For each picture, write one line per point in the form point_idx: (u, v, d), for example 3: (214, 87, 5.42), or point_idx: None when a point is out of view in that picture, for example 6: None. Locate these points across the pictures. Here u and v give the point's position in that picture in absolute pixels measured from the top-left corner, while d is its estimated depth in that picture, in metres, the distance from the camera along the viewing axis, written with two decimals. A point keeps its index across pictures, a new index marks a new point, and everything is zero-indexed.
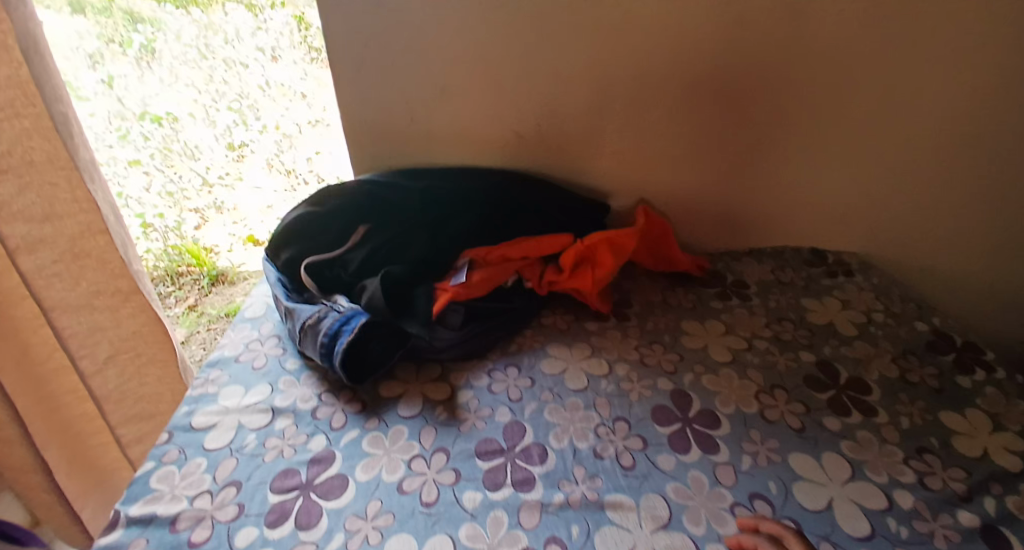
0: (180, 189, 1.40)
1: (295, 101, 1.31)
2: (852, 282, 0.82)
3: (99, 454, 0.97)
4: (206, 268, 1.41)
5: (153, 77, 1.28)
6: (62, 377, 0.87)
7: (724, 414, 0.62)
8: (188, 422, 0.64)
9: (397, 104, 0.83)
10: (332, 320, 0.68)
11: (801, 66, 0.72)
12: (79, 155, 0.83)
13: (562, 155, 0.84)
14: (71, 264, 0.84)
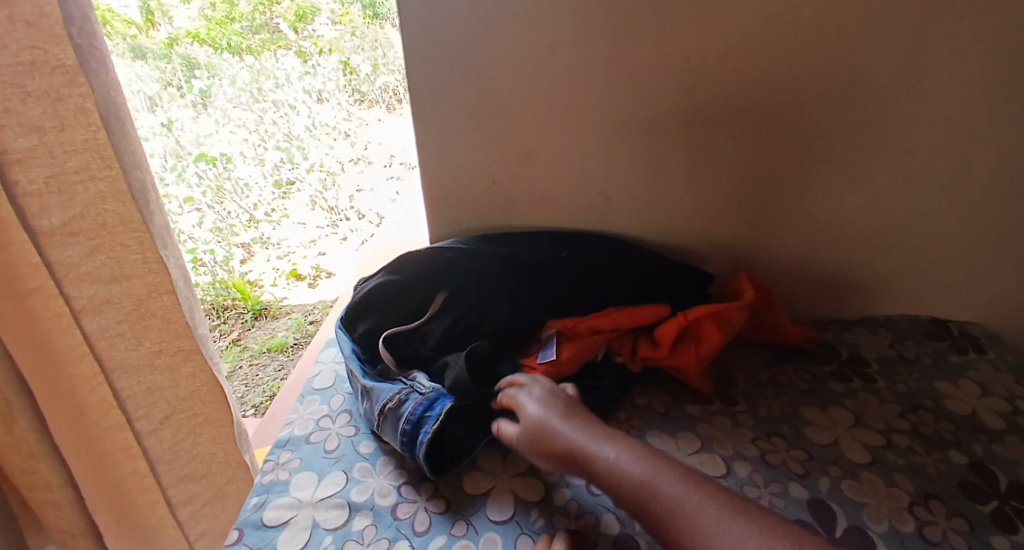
0: (229, 225, 1.58)
1: (339, 140, 1.63)
2: (985, 361, 0.74)
3: (146, 514, 0.95)
4: (250, 302, 1.53)
5: (206, 119, 1.50)
6: (113, 436, 0.85)
7: (878, 534, 0.52)
8: (259, 517, 0.60)
9: (478, 166, 0.80)
10: (414, 404, 0.63)
11: (915, 116, 0.69)
12: (155, 221, 0.82)
13: (652, 216, 0.80)
14: (136, 324, 0.82)
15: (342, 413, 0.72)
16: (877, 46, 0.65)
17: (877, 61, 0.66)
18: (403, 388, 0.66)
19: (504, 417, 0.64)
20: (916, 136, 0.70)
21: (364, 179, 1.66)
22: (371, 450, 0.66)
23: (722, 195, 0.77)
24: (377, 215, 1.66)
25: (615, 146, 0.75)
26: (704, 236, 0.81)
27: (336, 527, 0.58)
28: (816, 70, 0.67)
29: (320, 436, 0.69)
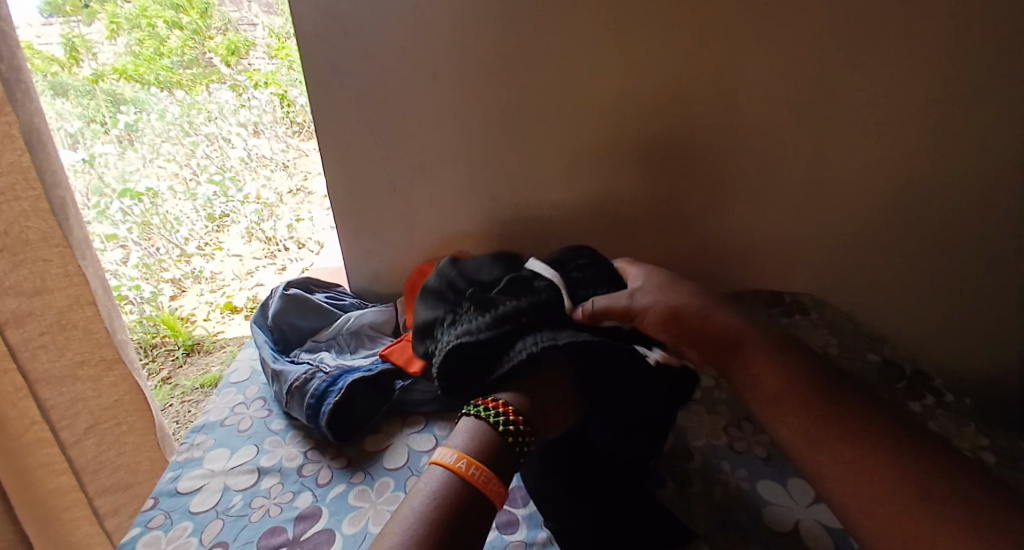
0: (157, 260, 1.59)
1: (278, 171, 1.66)
2: (808, 320, 0.87)
3: (72, 530, 0.98)
4: (181, 338, 1.55)
5: (132, 155, 1.55)
6: (34, 453, 0.88)
7: (696, 448, 0.67)
8: (173, 487, 0.66)
9: (377, 175, 0.87)
10: (319, 381, 0.73)
11: (750, 122, 0.78)
12: (73, 234, 0.86)
13: (533, 219, 0.88)
14: (58, 335, 0.86)
15: (256, 400, 0.79)
16: (704, 64, 0.75)
17: (708, 73, 0.75)
18: (309, 369, 0.75)
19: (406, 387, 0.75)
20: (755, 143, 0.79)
21: (304, 209, 1.66)
22: (282, 426, 0.74)
23: (596, 195, 0.85)
24: (318, 244, 1.66)
25: (504, 156, 0.83)
26: (589, 235, 0.88)
27: (246, 488, 0.65)
28: (663, 81, 0.76)
29: (234, 419, 0.76)
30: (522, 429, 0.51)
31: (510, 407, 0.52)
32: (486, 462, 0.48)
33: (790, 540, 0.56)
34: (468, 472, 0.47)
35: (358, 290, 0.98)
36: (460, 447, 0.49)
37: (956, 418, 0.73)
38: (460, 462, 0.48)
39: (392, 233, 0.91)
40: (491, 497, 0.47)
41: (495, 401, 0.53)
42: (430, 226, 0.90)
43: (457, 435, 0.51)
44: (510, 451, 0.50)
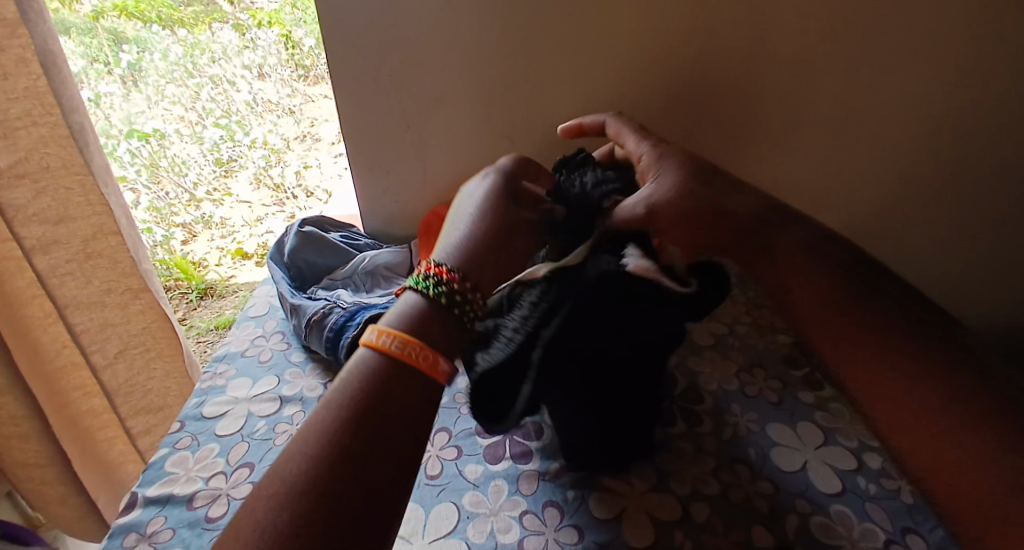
0: (167, 204, 1.60)
1: (285, 117, 1.63)
2: None
3: (105, 449, 1.05)
4: (194, 282, 1.56)
5: (137, 96, 1.52)
6: (68, 375, 0.96)
7: (708, 391, 0.68)
8: (198, 411, 0.69)
9: (393, 111, 0.85)
10: (337, 315, 0.73)
11: (783, 60, 0.75)
12: (93, 161, 0.84)
13: (555, 158, 0.86)
14: (84, 263, 0.87)
15: (275, 333, 0.81)
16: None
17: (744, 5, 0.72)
18: (327, 304, 0.76)
19: None
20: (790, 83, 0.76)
21: (311, 155, 1.65)
22: (301, 358, 0.76)
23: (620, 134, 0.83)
24: (325, 192, 1.65)
25: (525, 93, 0.81)
26: None
27: (269, 414, 0.67)
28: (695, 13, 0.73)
29: (254, 350, 0.78)
30: (462, 293, 0.51)
31: (448, 272, 0.52)
32: (414, 335, 0.48)
33: (797, 478, 0.58)
34: (395, 348, 0.47)
35: (372, 231, 0.98)
36: (384, 325, 0.49)
37: None
38: (387, 339, 0.47)
39: (409, 171, 0.90)
40: (418, 367, 0.47)
41: (432, 266, 0.52)
42: (448, 163, 0.89)
43: (394, 308, 0.51)
44: (451, 319, 0.51)
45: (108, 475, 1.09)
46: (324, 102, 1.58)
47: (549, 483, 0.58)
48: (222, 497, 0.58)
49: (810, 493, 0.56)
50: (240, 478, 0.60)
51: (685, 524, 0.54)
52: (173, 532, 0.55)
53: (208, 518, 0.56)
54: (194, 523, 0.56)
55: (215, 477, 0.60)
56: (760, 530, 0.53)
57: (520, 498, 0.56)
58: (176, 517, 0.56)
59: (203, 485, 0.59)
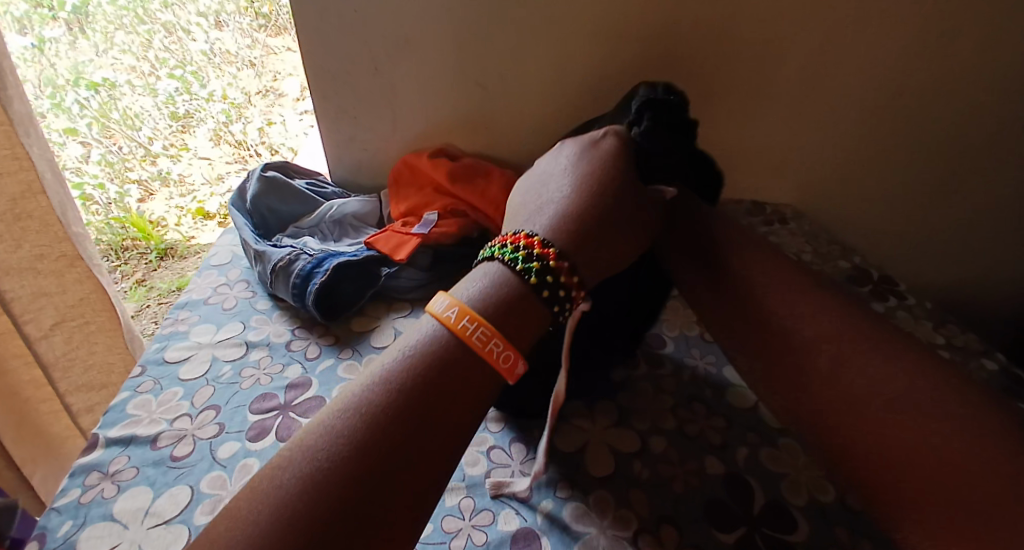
0: (121, 158, 1.49)
1: (245, 69, 1.58)
2: (786, 229, 0.85)
3: (50, 422, 1.01)
4: (153, 241, 1.47)
5: (85, 44, 1.43)
6: (7, 340, 0.89)
7: (670, 337, 0.70)
8: (161, 356, 0.68)
9: (358, 54, 0.82)
10: (304, 262, 0.73)
11: (759, 14, 0.72)
12: (14, 109, 0.77)
13: (524, 106, 0.84)
14: (12, 225, 0.82)
15: (239, 281, 0.79)
16: None
17: None
18: (293, 251, 0.75)
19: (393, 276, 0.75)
20: (763, 40, 0.74)
21: (274, 111, 1.59)
22: (267, 306, 0.75)
23: (590, 83, 0.81)
24: (290, 149, 1.55)
25: (493, 36, 0.78)
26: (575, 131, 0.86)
27: (234, 359, 0.67)
28: None
29: (217, 298, 0.76)
30: (570, 291, 0.47)
31: (554, 254, 0.47)
32: (495, 326, 0.43)
33: (749, 414, 0.60)
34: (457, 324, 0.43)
35: (340, 181, 0.97)
36: (462, 298, 0.45)
37: (916, 318, 0.74)
38: (460, 319, 0.43)
39: (374, 118, 0.88)
40: (495, 369, 0.43)
41: (528, 241, 0.48)
42: (416, 109, 0.87)
43: (475, 283, 0.46)
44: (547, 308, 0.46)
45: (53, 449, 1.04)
46: (288, 56, 1.59)
47: (516, 422, 0.59)
48: (188, 436, 0.58)
49: (761, 426, 0.59)
50: (206, 420, 0.59)
51: (644, 455, 0.56)
52: (138, 470, 0.55)
53: (174, 457, 0.56)
54: (160, 461, 0.55)
55: (180, 419, 0.60)
56: (713, 461, 0.56)
57: (487, 435, 0.58)
58: (140, 457, 0.56)
59: (167, 426, 0.59)
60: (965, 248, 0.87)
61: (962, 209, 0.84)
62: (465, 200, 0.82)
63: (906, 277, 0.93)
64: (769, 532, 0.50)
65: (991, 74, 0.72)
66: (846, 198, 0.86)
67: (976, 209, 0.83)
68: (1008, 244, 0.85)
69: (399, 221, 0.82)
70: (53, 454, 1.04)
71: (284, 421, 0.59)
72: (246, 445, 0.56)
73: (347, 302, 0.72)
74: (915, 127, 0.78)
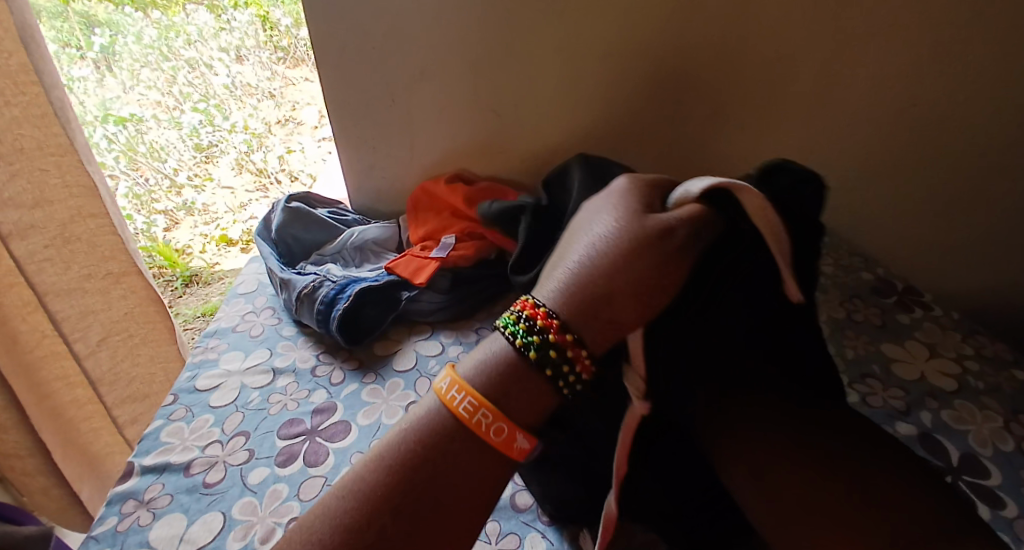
0: (148, 190, 1.56)
1: (265, 100, 1.62)
2: None
3: (91, 439, 1.03)
4: (179, 269, 1.52)
5: (112, 81, 1.49)
6: (50, 363, 0.91)
7: None
8: (191, 385, 0.69)
9: (377, 86, 0.85)
10: (328, 289, 0.74)
11: (775, 28, 0.73)
12: (74, 138, 0.83)
13: (539, 129, 0.86)
14: (62, 249, 0.86)
15: (265, 309, 0.81)
16: None
17: None
18: (317, 278, 0.77)
19: (412, 300, 0.76)
20: (781, 52, 0.74)
21: (293, 139, 1.63)
22: (293, 332, 0.77)
23: (605, 102, 0.82)
24: (308, 176, 1.60)
25: (509, 63, 0.80)
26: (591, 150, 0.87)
27: (263, 386, 0.68)
28: None
29: (245, 326, 0.78)
30: (571, 357, 0.41)
31: (557, 326, 0.41)
32: (486, 396, 0.41)
33: None
34: (457, 401, 0.41)
35: (360, 208, 0.99)
36: (463, 370, 0.43)
37: (943, 329, 0.72)
38: (458, 394, 0.42)
39: (393, 147, 0.91)
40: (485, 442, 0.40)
41: (531, 309, 0.42)
42: (433, 135, 0.89)
43: (479, 351, 0.44)
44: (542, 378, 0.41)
45: (95, 467, 1.06)
46: (306, 85, 1.62)
47: None
48: (219, 463, 0.59)
49: None
50: (237, 445, 0.61)
51: None
52: (172, 497, 0.56)
53: (206, 483, 0.57)
54: (192, 489, 0.57)
55: (211, 446, 0.61)
56: None
57: None
58: (174, 483, 0.58)
59: (199, 453, 0.60)
60: (992, 253, 0.86)
61: (987, 214, 0.82)
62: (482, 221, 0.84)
63: (932, 283, 0.91)
64: None
65: (1009, 80, 0.72)
66: (868, 207, 0.85)
67: (1001, 215, 0.82)
68: None
69: (419, 245, 0.83)
70: (95, 470, 1.07)
71: (312, 446, 0.60)
72: (275, 470, 0.58)
73: (365, 332, 0.73)
74: (936, 132, 0.77)
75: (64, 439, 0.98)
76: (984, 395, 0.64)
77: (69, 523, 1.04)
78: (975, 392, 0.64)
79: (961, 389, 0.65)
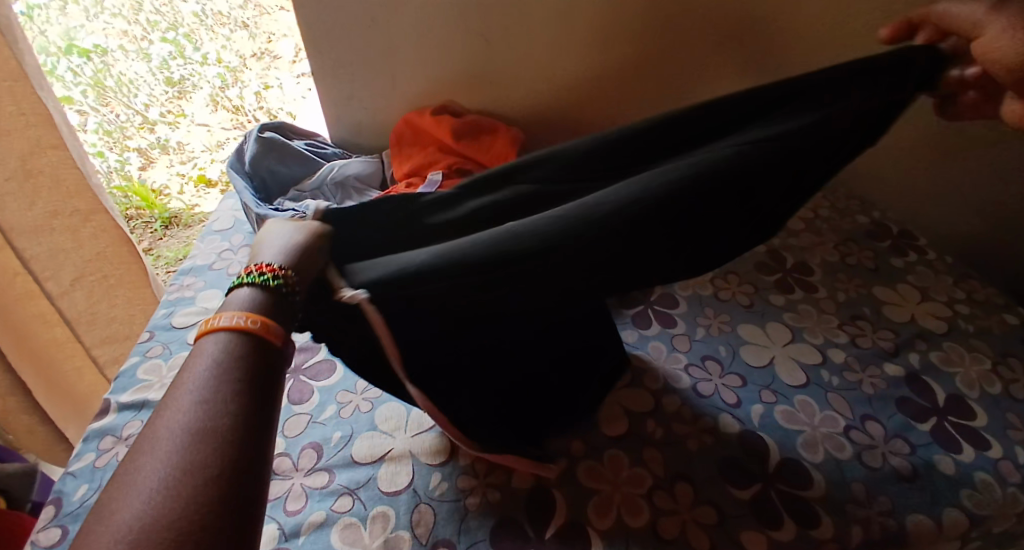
0: (119, 127, 1.46)
1: (238, 31, 1.51)
2: None
3: (74, 380, 1.01)
4: (157, 211, 1.46)
5: (75, 9, 1.35)
6: (24, 303, 0.88)
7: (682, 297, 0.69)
8: (168, 322, 0.67)
9: (354, 5, 0.78)
10: None
11: None
12: (24, 61, 0.75)
13: (527, 57, 0.81)
14: (24, 183, 0.81)
15: (243, 247, 0.78)
16: None
17: None
18: (296, 214, 0.73)
19: None
20: None
21: (270, 74, 1.54)
22: None
23: (597, 30, 0.77)
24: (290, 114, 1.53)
25: None
26: (581, 82, 0.82)
27: None
28: None
29: (222, 263, 0.75)
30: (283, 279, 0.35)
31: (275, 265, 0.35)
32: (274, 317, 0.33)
33: (765, 372, 0.60)
34: (247, 328, 0.31)
35: (340, 142, 0.95)
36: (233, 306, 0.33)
37: (936, 273, 0.72)
38: (242, 320, 0.31)
39: (371, 77, 0.86)
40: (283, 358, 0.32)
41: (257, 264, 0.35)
42: (415, 63, 0.84)
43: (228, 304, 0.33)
44: (279, 306, 0.34)
45: (79, 407, 1.04)
46: (282, 15, 1.50)
47: None
48: None
49: (775, 384, 0.58)
50: None
51: (657, 413, 0.56)
52: None
53: None
54: None
55: None
56: (727, 419, 0.55)
57: None
58: None
59: None
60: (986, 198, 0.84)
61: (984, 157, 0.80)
62: (470, 157, 0.80)
63: (925, 229, 0.89)
64: (784, 487, 0.50)
65: None
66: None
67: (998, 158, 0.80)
68: None
69: (403, 182, 0.80)
70: (80, 410, 1.05)
71: (296, 384, 0.60)
72: None
73: None
74: None
75: (44, 379, 0.96)
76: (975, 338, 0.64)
77: (57, 462, 1.03)
78: (965, 334, 0.64)
79: (951, 331, 0.64)
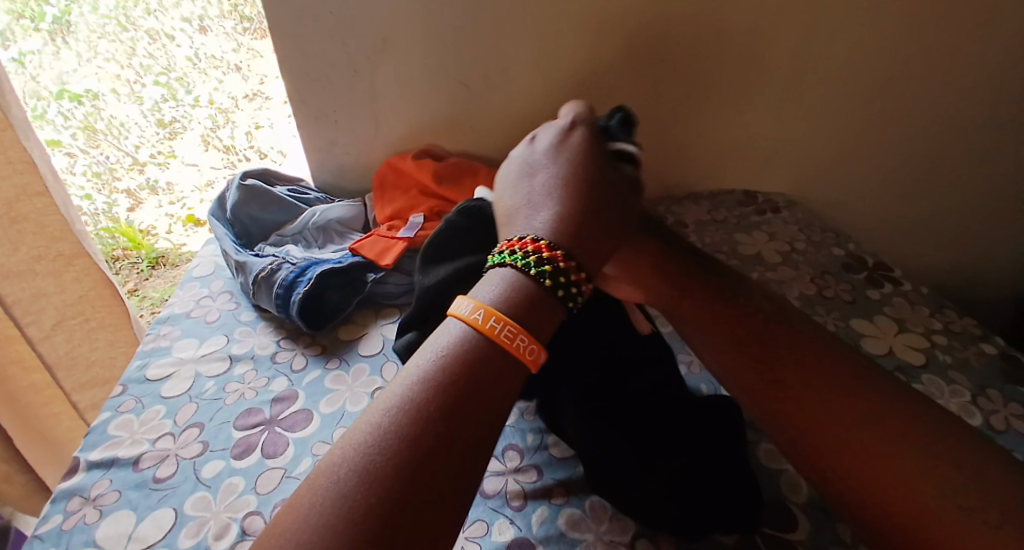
0: (108, 169, 1.47)
1: (230, 73, 1.47)
2: (778, 218, 0.84)
3: (51, 425, 0.99)
4: (144, 251, 1.49)
5: (67, 54, 1.35)
6: (4, 348, 0.86)
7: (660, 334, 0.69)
8: (142, 374, 0.66)
9: (339, 56, 0.80)
10: (287, 271, 0.71)
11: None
12: (11, 112, 0.75)
13: (509, 104, 0.83)
14: (8, 229, 0.80)
15: (223, 293, 0.77)
16: None
17: None
18: (275, 261, 0.73)
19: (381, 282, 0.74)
20: (762, 24, 0.72)
21: (262, 115, 1.49)
22: (251, 317, 0.73)
23: (577, 78, 0.79)
24: (279, 153, 1.49)
25: (477, 34, 0.76)
26: None
27: (218, 374, 0.65)
28: None
29: (199, 311, 0.75)
30: (574, 279, 0.45)
31: (550, 248, 0.45)
32: (518, 320, 0.41)
33: None
34: (486, 327, 0.40)
35: (324, 185, 0.95)
36: (484, 300, 0.43)
37: (912, 304, 0.72)
38: (483, 320, 0.41)
39: (356, 124, 0.87)
40: (523, 361, 0.41)
41: (531, 243, 0.45)
42: (399, 110, 0.85)
43: (485, 283, 0.44)
44: (544, 302, 0.43)
45: (56, 452, 1.02)
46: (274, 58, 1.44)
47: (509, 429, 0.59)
48: (170, 457, 0.56)
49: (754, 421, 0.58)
50: (190, 438, 0.58)
51: None
52: (120, 493, 0.53)
53: (157, 478, 0.54)
54: (142, 484, 0.54)
55: (163, 439, 0.58)
56: None
57: None
58: (122, 479, 0.55)
59: (150, 447, 0.57)
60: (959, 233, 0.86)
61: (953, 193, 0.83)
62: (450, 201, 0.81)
63: (903, 262, 0.91)
64: (768, 532, 0.49)
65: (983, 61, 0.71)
66: (843, 183, 0.85)
67: (968, 194, 0.82)
68: (999, 227, 0.85)
69: (384, 225, 0.81)
70: (56, 456, 1.03)
71: (270, 437, 0.57)
72: (230, 463, 0.55)
73: (326, 315, 0.70)
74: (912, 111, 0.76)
75: (21, 425, 0.94)
76: (953, 370, 0.64)
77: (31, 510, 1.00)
78: (944, 366, 0.65)
79: (929, 364, 0.65)
